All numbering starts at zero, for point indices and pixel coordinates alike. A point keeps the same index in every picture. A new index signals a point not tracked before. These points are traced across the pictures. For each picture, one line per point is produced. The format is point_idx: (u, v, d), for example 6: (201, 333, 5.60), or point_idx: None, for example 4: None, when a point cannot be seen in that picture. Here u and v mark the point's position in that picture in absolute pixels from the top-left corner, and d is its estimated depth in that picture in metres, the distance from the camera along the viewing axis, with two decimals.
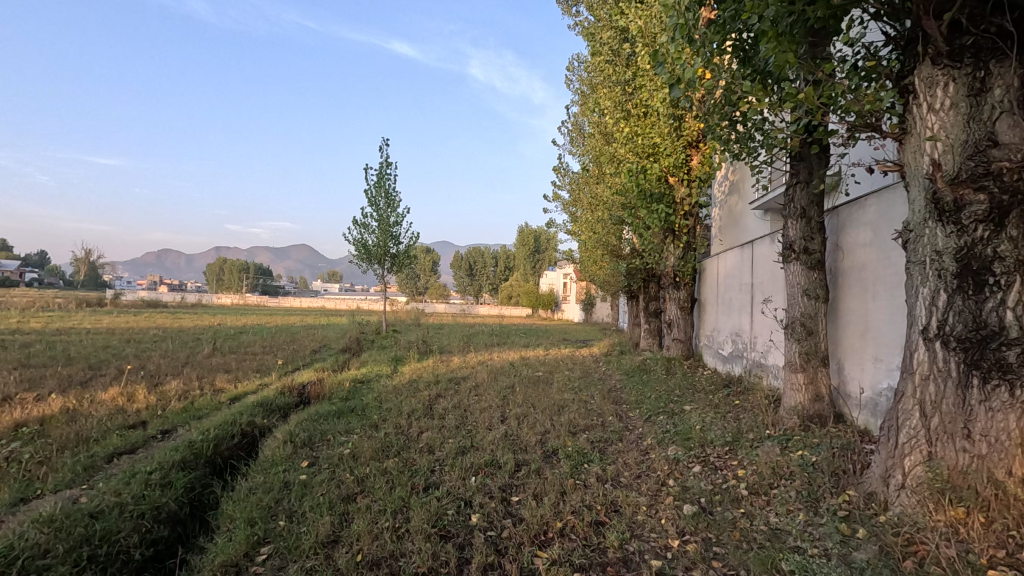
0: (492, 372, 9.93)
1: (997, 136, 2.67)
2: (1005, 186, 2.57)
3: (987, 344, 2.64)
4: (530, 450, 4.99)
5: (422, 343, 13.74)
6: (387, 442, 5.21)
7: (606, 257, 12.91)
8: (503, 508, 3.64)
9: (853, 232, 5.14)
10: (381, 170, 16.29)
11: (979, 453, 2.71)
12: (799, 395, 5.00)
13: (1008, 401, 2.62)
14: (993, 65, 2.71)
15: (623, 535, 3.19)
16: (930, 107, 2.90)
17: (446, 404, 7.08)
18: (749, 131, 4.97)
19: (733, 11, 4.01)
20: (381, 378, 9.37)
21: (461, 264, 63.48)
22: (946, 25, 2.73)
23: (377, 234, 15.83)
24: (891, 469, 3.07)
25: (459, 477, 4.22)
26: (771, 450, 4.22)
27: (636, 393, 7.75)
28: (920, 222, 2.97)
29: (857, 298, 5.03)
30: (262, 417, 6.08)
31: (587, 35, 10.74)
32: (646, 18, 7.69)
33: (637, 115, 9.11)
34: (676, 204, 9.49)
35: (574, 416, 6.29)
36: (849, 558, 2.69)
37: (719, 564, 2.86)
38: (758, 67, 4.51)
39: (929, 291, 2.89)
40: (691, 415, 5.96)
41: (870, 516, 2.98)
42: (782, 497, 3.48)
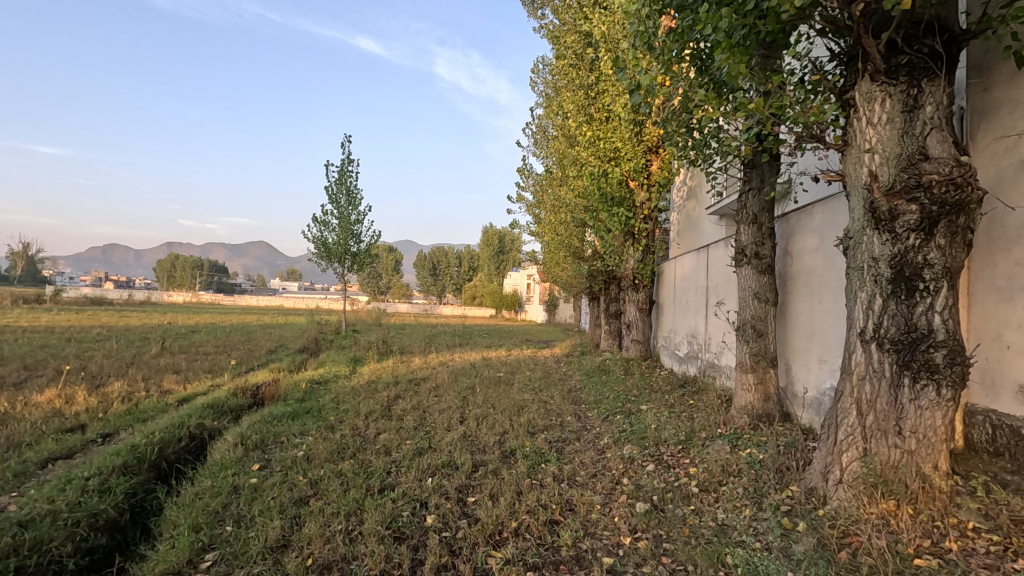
0: (453, 373, 9.87)
1: (927, 150, 2.83)
2: (934, 198, 2.72)
3: (917, 346, 2.80)
4: (488, 451, 4.99)
5: (383, 343, 13.61)
6: (342, 444, 5.10)
7: (569, 259, 13.07)
8: (459, 508, 3.64)
9: (801, 238, 5.36)
10: (343, 167, 15.98)
11: (910, 448, 2.86)
12: (749, 395, 5.19)
13: (935, 400, 2.79)
14: (925, 83, 2.87)
15: (577, 533, 3.24)
16: (869, 121, 3.04)
17: (405, 405, 7.01)
18: (706, 139, 5.10)
19: (690, 21, 4.10)
20: (339, 379, 9.22)
21: (424, 263, 62.92)
22: (884, 43, 2.88)
23: (338, 232, 15.52)
24: (830, 465, 3.21)
25: (416, 478, 4.19)
26: (721, 449, 4.34)
27: (595, 394, 7.87)
28: (858, 229, 3.11)
29: (804, 301, 5.24)
30: (212, 419, 5.88)
31: (552, 38, 10.83)
32: (609, 24, 7.85)
33: (600, 119, 9.23)
34: (636, 208, 9.66)
35: (533, 416, 6.34)
36: (789, 550, 2.80)
37: (668, 560, 2.93)
38: (714, 77, 4.64)
39: (866, 295, 3.04)
40: (647, 415, 6.11)
41: (810, 510, 3.12)
42: (730, 494, 3.59)
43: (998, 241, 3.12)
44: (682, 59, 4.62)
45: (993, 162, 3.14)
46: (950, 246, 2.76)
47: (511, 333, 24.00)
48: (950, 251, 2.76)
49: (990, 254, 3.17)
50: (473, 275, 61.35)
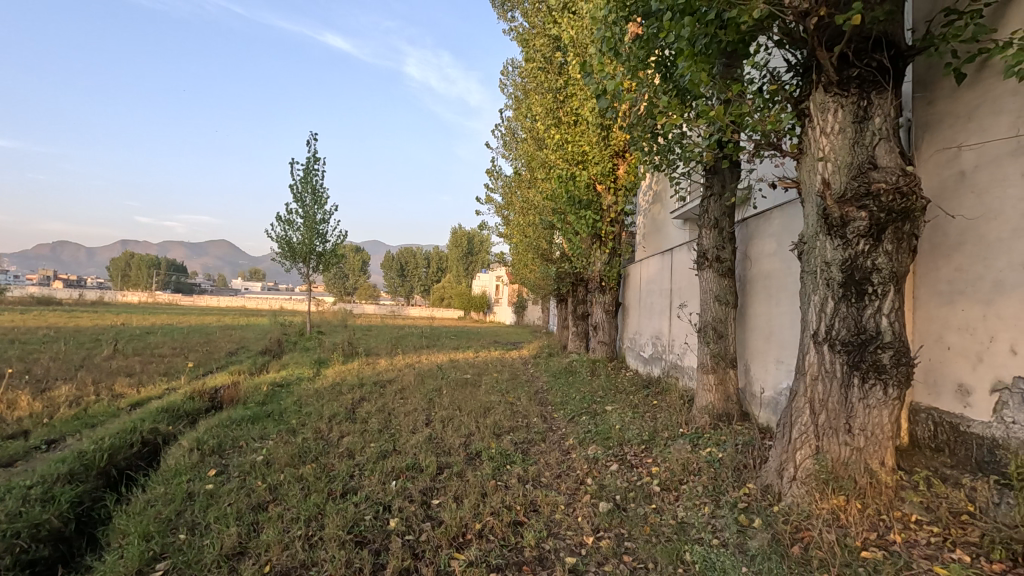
0: (420, 375, 9.78)
1: (876, 160, 2.96)
2: (882, 205, 2.84)
3: (866, 347, 2.92)
4: (453, 453, 4.96)
5: (348, 345, 13.40)
6: (303, 448, 4.99)
7: (537, 261, 13.13)
8: (422, 511, 3.61)
9: (760, 243, 5.52)
10: (308, 165, 15.67)
11: (858, 446, 2.98)
12: (710, 395, 5.32)
13: (882, 399, 2.92)
14: (873, 96, 3.01)
15: (540, 534, 3.26)
16: (823, 130, 3.15)
17: (370, 407, 6.90)
18: (670, 145, 5.21)
19: (654, 28, 4.18)
20: (302, 381, 9.01)
21: (392, 264, 62.23)
22: (837, 56, 3.00)
23: (302, 231, 15.19)
24: (784, 462, 3.31)
25: (380, 481, 4.14)
26: (682, 448, 4.44)
27: (561, 395, 7.92)
28: (812, 235, 3.22)
29: (762, 304, 5.40)
30: (167, 424, 5.67)
31: (521, 41, 10.88)
32: (577, 28, 7.93)
33: (568, 123, 9.30)
34: (603, 211, 9.78)
35: (499, 418, 6.33)
36: (744, 546, 2.88)
37: (630, 558, 2.98)
38: (678, 84, 4.74)
39: (819, 298, 3.16)
40: (611, 415, 6.19)
41: (765, 507, 3.22)
42: (691, 492, 3.67)
43: (939, 248, 3.28)
44: (647, 65, 4.70)
45: (936, 173, 3.30)
46: (897, 251, 2.89)
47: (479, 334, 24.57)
48: (896, 257, 2.89)
49: (932, 260, 3.33)
50: (442, 276, 60.99)
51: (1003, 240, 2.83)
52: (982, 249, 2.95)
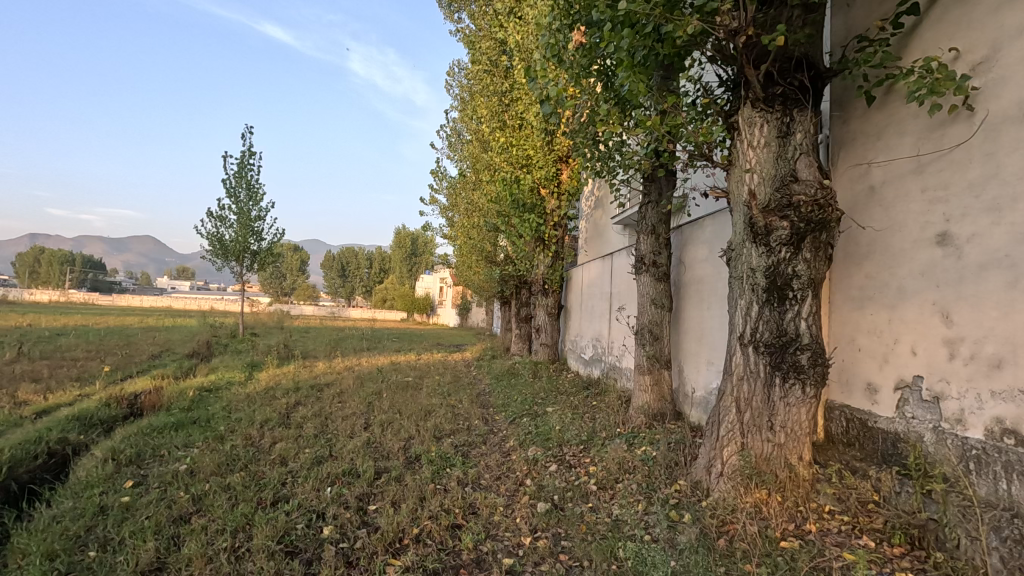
0: (359, 378, 9.55)
1: (797, 173, 3.15)
2: (802, 216, 3.03)
3: (786, 349, 3.11)
4: (392, 457, 4.88)
5: (283, 348, 12.89)
6: (231, 456, 4.76)
7: (481, 263, 13.14)
8: (358, 518, 3.52)
9: (693, 249, 5.76)
10: (243, 159, 14.97)
11: (779, 442, 3.16)
12: (646, 395, 5.49)
13: (800, 397, 3.12)
14: (795, 113, 3.21)
15: (478, 536, 3.25)
16: (750, 143, 3.32)
17: (305, 412, 6.67)
18: (610, 152, 5.35)
19: (596, 38, 4.29)
20: (232, 386, 8.59)
21: (332, 264, 60.48)
22: (763, 74, 3.17)
23: (236, 229, 14.49)
24: (713, 459, 3.46)
25: (313, 488, 4.00)
26: (619, 447, 4.55)
27: (503, 397, 7.95)
28: (740, 242, 3.39)
29: (695, 307, 5.64)
30: (77, 433, 5.25)
31: (468, 43, 10.88)
32: (523, 34, 8.00)
33: (513, 127, 9.36)
34: (546, 215, 9.91)
35: (440, 421, 6.27)
36: (674, 540, 3.00)
37: (566, 557, 3.03)
38: (618, 93, 4.87)
39: (745, 302, 3.32)
40: (552, 417, 6.27)
41: (695, 502, 3.36)
42: (626, 490, 3.78)
43: (852, 256, 3.53)
44: (589, 73, 4.80)
45: (850, 187, 3.56)
46: (815, 259, 3.09)
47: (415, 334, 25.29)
48: (814, 264, 3.09)
49: (846, 268, 3.59)
50: (385, 277, 59.88)
51: (906, 250, 3.08)
52: (888, 258, 3.20)
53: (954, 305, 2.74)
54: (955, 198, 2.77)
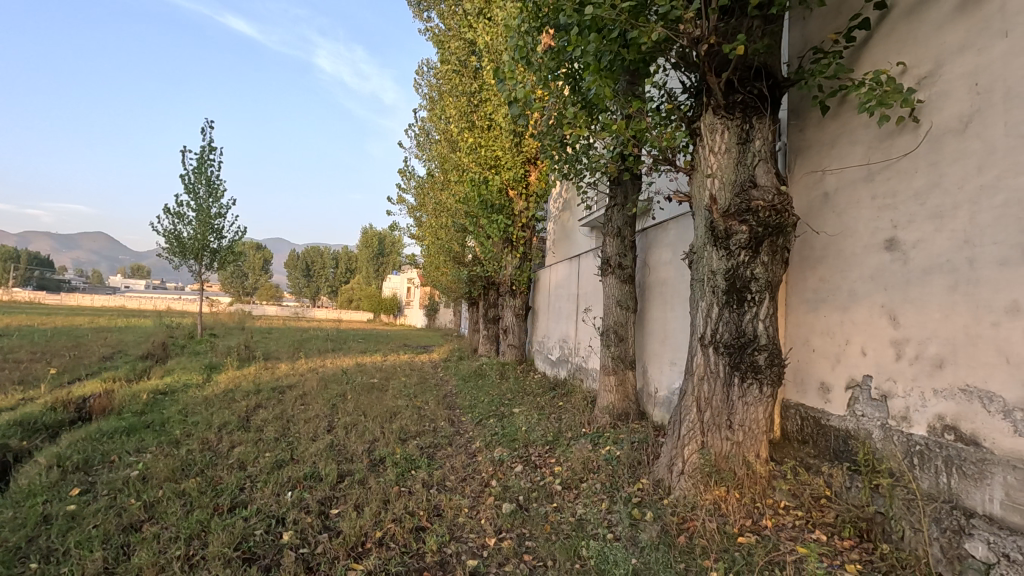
0: (322, 380, 9.37)
1: (756, 179, 3.25)
2: (760, 220, 3.12)
3: (745, 349, 3.20)
4: (356, 460, 4.80)
5: (244, 349, 12.52)
6: (187, 461, 4.60)
7: (449, 264, 13.07)
8: (319, 522, 3.45)
9: (657, 251, 5.87)
10: (203, 154, 14.50)
11: (738, 440, 3.25)
12: (611, 395, 5.56)
13: (758, 397, 3.21)
14: (755, 121, 3.30)
15: (442, 538, 3.23)
16: (712, 149, 3.40)
17: (266, 415, 6.50)
18: (577, 155, 5.40)
19: (563, 41, 4.32)
20: (189, 388, 8.31)
21: (297, 264, 59.18)
22: (724, 82, 3.26)
23: (194, 226, 14.03)
24: (674, 457, 3.53)
25: (273, 493, 3.90)
26: (584, 447, 4.60)
27: (470, 398, 7.92)
28: (701, 245, 3.47)
29: (659, 309, 5.74)
30: (19, 439, 4.99)
31: (436, 42, 10.83)
32: (492, 35, 8.00)
33: (482, 127, 9.36)
34: (514, 216, 9.92)
35: (405, 422, 6.21)
36: (636, 539, 3.05)
37: (530, 557, 3.04)
38: (585, 97, 4.92)
39: (706, 304, 3.40)
40: (518, 418, 6.28)
41: (657, 500, 3.42)
42: (590, 489, 3.82)
43: (808, 260, 3.66)
44: (557, 76, 4.84)
45: (806, 193, 3.69)
46: (771, 263, 3.19)
47: (377, 334, 25.33)
48: (771, 268, 3.19)
49: (801, 272, 3.71)
50: (351, 277, 58.94)
51: (857, 255, 3.21)
52: (841, 262, 3.33)
53: (900, 308, 2.87)
54: (902, 205, 2.90)
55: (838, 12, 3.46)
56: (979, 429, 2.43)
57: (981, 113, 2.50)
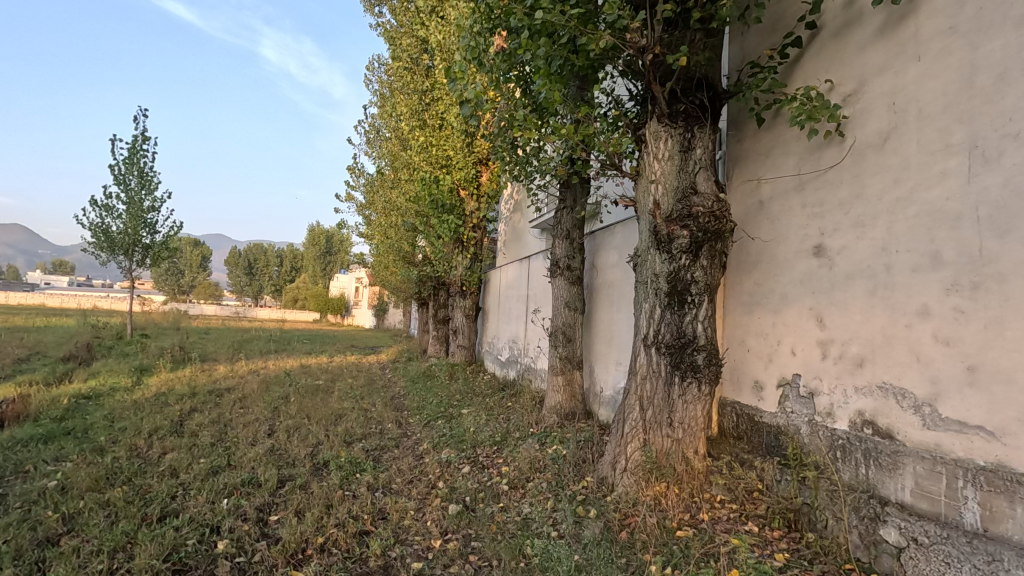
0: (264, 382, 9.04)
1: (697, 185, 3.38)
2: (700, 226, 3.25)
3: (685, 350, 3.32)
4: (298, 464, 4.66)
5: (178, 350, 11.90)
6: (112, 469, 4.33)
7: (398, 264, 12.89)
8: (257, 529, 3.33)
9: (605, 254, 5.99)
10: (135, 143, 13.68)
11: (678, 437, 3.37)
12: (558, 395, 5.64)
13: (697, 395, 3.34)
14: (696, 130, 3.43)
15: (387, 542, 3.18)
16: (656, 155, 3.51)
17: (202, 419, 6.20)
18: (528, 158, 5.46)
19: (514, 44, 4.36)
20: (116, 392, 7.82)
21: (238, 261, 56.74)
22: (668, 91, 3.37)
23: (124, 219, 13.22)
24: (617, 455, 3.62)
25: (207, 501, 3.73)
26: (531, 447, 4.64)
27: (418, 400, 7.84)
28: (645, 248, 3.57)
29: (606, 310, 5.87)
30: None
31: (388, 38, 10.66)
32: (444, 34, 7.96)
33: (433, 126, 9.29)
34: (465, 217, 9.90)
35: (351, 425, 6.08)
36: (580, 536, 3.11)
37: (475, 558, 3.05)
38: (535, 100, 4.97)
39: (649, 305, 3.50)
40: (467, 418, 6.27)
41: (600, 497, 3.50)
42: (535, 488, 3.87)
43: (744, 264, 3.83)
44: (508, 79, 4.87)
45: (743, 200, 3.87)
46: (710, 266, 3.33)
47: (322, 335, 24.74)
48: (709, 271, 3.33)
49: (738, 275, 3.89)
50: (296, 275, 57.09)
51: (788, 260, 3.39)
52: (774, 266, 3.51)
53: (826, 310, 3.05)
54: (829, 214, 3.09)
55: (774, 29, 3.65)
56: (894, 423, 2.62)
57: (898, 130, 2.70)
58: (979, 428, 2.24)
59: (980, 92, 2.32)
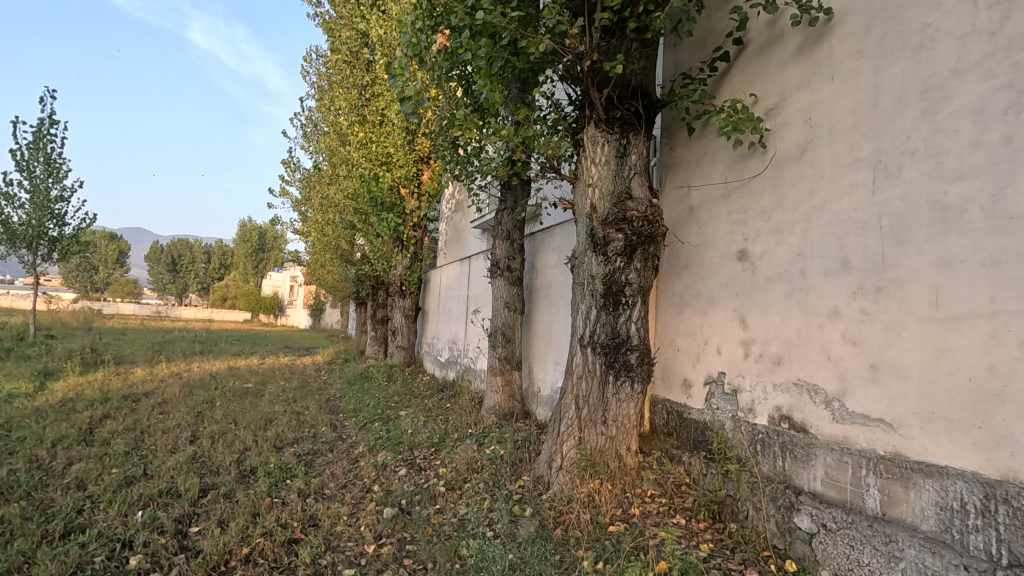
0: (187, 385, 8.51)
1: (632, 190, 3.49)
2: (634, 229, 3.35)
3: (619, 349, 3.42)
4: (222, 472, 4.43)
5: (89, 352, 11.00)
6: (8, 483, 3.95)
7: (335, 262, 12.50)
8: (175, 542, 3.13)
9: (544, 255, 6.07)
10: (41, 127, 12.55)
11: (611, 435, 3.46)
12: (497, 395, 5.66)
13: (630, 393, 3.45)
14: (632, 136, 3.54)
15: (317, 549, 3.08)
16: (593, 160, 3.58)
17: (115, 426, 5.77)
18: (469, 157, 5.44)
19: (456, 43, 4.34)
20: (15, 398, 7.14)
21: (160, 257, 53.24)
22: (605, 98, 3.46)
23: (28, 209, 12.09)
24: (553, 454, 3.66)
25: (119, 514, 3.47)
26: (468, 448, 4.62)
27: (355, 402, 7.64)
28: (583, 250, 3.64)
29: (544, 311, 5.94)
30: None
31: (327, 29, 10.34)
32: (385, 28, 7.80)
33: (373, 122, 9.10)
34: (405, 216, 9.74)
35: (282, 429, 5.83)
36: (515, 535, 3.13)
37: (410, 561, 3.01)
38: (476, 100, 4.97)
39: (586, 306, 3.57)
40: (404, 420, 6.17)
41: (536, 495, 3.54)
42: (472, 489, 3.86)
43: (675, 267, 3.99)
44: (449, 77, 4.83)
45: (674, 206, 4.02)
46: (643, 269, 3.44)
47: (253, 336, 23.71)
48: (643, 273, 3.44)
49: (670, 278, 4.04)
50: (225, 273, 54.23)
51: (715, 264, 3.56)
52: (702, 270, 3.67)
53: (749, 311, 3.23)
54: (751, 221, 3.27)
55: (704, 43, 3.82)
56: (807, 417, 2.81)
57: (813, 144, 2.89)
58: (880, 421, 2.43)
59: (884, 112, 2.52)
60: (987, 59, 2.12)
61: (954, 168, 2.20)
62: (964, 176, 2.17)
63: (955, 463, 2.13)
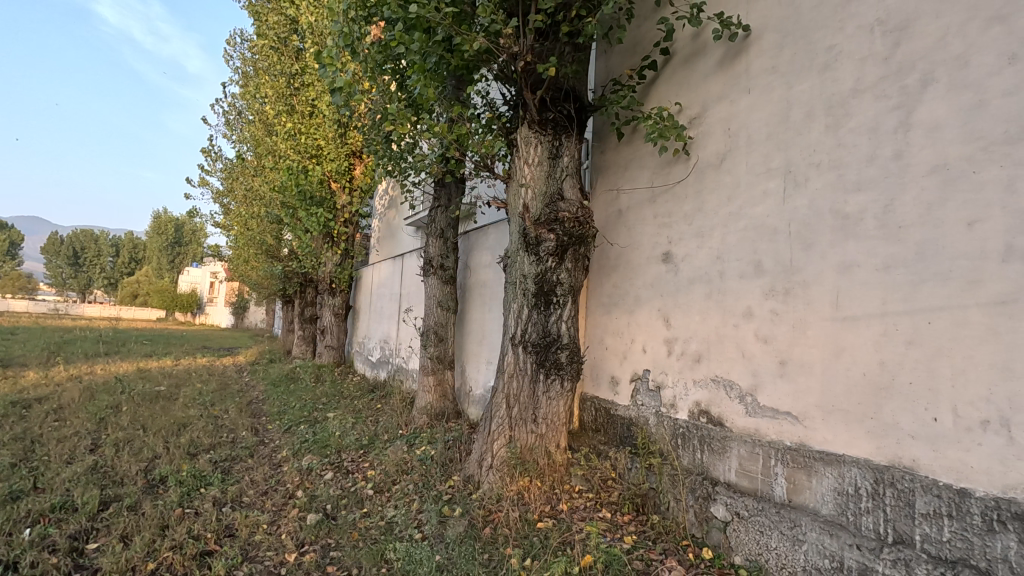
0: (88, 389, 7.82)
1: (564, 191, 3.55)
2: (565, 230, 3.42)
3: (550, 348, 3.47)
4: (127, 483, 4.10)
5: None
6: None
7: (260, 259, 11.82)
8: (68, 561, 2.87)
9: (478, 254, 6.06)
10: None
11: (541, 432, 3.51)
12: (429, 395, 5.59)
13: (560, 391, 3.51)
14: (564, 139, 3.61)
15: (233, 561, 2.92)
16: (526, 160, 3.61)
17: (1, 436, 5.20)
18: (402, 153, 5.33)
19: (389, 36, 4.24)
20: None
21: (59, 249, 48.60)
22: (538, 99, 3.51)
23: None
24: (484, 453, 3.66)
25: (2, 533, 3.13)
26: (398, 449, 4.54)
27: (279, 404, 7.31)
28: (515, 249, 3.65)
29: (478, 310, 5.93)
30: None
31: (253, 12, 9.82)
32: (315, 16, 7.52)
33: (303, 113, 8.77)
34: (336, 211, 9.43)
35: (197, 434, 5.48)
36: (444, 535, 3.10)
37: (334, 568, 2.92)
38: (410, 95, 4.88)
39: (517, 305, 3.59)
40: (332, 422, 5.97)
41: (466, 495, 3.53)
42: (402, 491, 3.79)
43: (604, 267, 4.09)
44: (383, 71, 4.72)
45: (604, 208, 4.13)
46: (574, 269, 3.51)
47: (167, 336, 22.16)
48: (574, 274, 3.51)
49: (599, 278, 4.14)
50: (136, 267, 50.31)
51: (641, 265, 3.69)
52: (630, 271, 3.79)
53: (672, 311, 3.37)
54: (675, 225, 3.41)
55: (634, 51, 3.94)
56: (724, 412, 2.96)
57: (731, 153, 3.05)
58: (787, 413, 2.61)
59: (793, 125, 2.70)
60: (880, 82, 2.32)
61: (854, 180, 2.39)
62: (861, 188, 2.36)
63: (851, 451, 2.32)
